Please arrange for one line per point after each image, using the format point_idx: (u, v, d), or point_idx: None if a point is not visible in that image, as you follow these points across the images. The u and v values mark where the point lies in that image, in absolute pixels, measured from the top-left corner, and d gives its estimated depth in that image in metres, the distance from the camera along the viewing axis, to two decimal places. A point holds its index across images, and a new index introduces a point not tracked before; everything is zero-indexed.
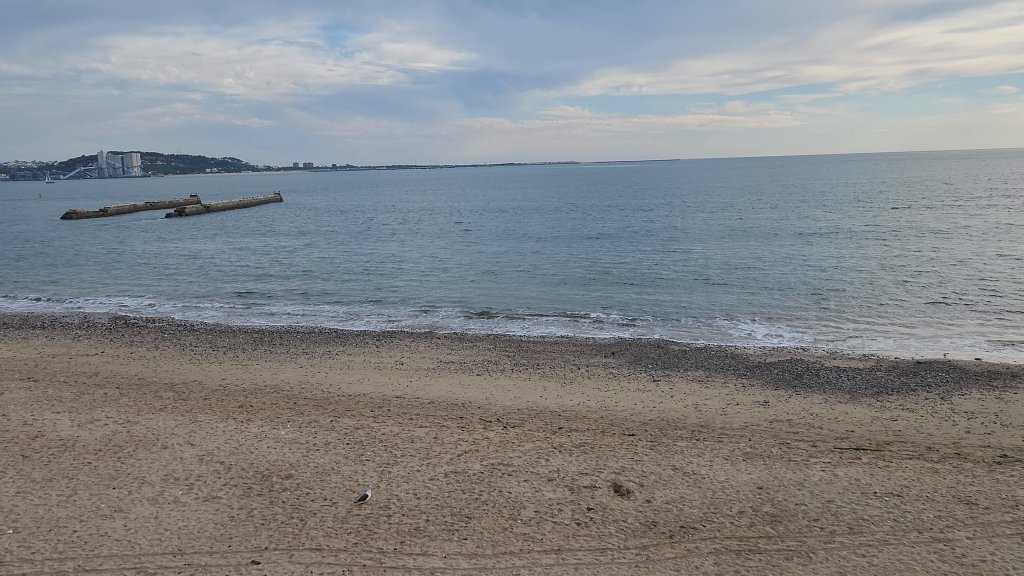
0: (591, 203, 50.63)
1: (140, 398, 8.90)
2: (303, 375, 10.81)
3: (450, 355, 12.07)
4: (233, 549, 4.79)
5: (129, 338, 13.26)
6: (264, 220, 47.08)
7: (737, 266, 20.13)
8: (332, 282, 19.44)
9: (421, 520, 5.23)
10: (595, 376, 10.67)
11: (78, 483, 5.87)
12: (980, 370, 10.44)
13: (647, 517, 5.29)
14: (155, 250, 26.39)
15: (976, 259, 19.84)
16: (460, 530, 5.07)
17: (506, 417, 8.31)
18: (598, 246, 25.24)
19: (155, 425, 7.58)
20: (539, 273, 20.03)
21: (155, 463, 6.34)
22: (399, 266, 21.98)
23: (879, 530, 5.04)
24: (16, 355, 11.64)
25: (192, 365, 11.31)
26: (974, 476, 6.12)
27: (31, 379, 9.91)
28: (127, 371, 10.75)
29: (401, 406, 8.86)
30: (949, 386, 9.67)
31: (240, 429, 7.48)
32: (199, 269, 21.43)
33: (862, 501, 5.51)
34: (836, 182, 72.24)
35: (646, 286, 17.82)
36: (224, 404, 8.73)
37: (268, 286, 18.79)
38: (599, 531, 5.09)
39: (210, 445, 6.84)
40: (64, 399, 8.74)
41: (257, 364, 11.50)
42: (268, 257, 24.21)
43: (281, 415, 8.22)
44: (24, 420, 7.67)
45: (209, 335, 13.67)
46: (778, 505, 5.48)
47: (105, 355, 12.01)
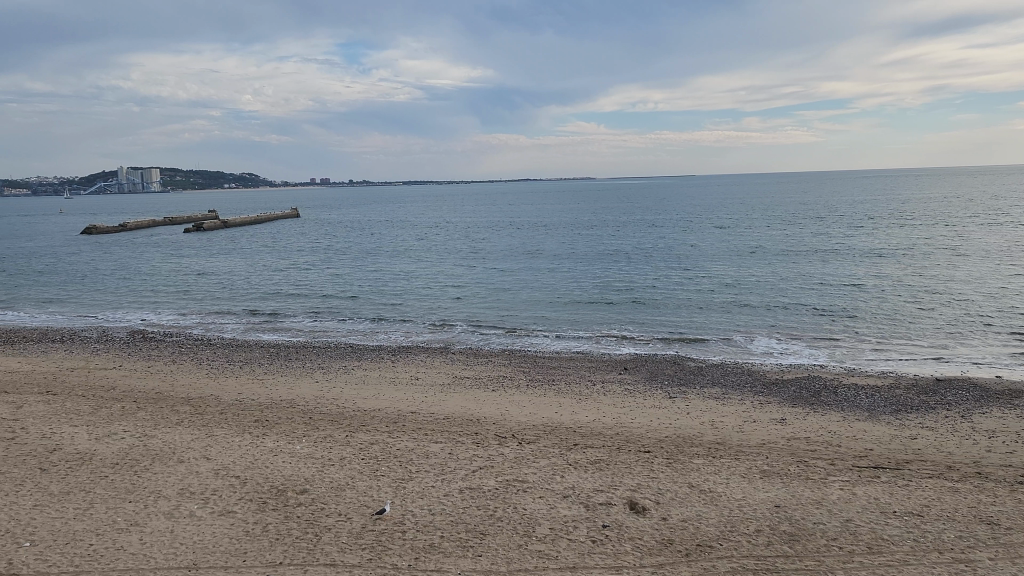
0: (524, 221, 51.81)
1: (155, 412, 10.86)
2: (319, 390, 12.43)
3: (465, 371, 13.52)
4: (248, 565, 5.71)
5: (148, 354, 14.19)
6: (246, 230, 46.35)
7: (627, 282, 21.12)
8: (313, 293, 19.74)
9: (437, 537, 6.23)
10: (612, 393, 12.23)
11: (95, 497, 7.29)
12: (1002, 388, 11.80)
13: (663, 535, 6.27)
14: (64, 263, 26.32)
15: (846, 274, 21.69)
16: (475, 547, 6.03)
17: (522, 434, 9.94)
18: (498, 261, 25.96)
19: (172, 439, 9.50)
20: (559, 284, 20.70)
21: (172, 477, 7.90)
22: (303, 278, 22.16)
23: (900, 551, 5.93)
24: (34, 369, 12.92)
25: (209, 380, 12.84)
26: (995, 496, 7.24)
27: (50, 393, 11.68)
28: (144, 386, 12.38)
29: (415, 423, 10.59)
30: (969, 405, 11.04)
31: (256, 444, 9.32)
32: (120, 279, 21.62)
33: (883, 522, 6.51)
34: (822, 197, 75.23)
35: (617, 299, 18.83)
36: (241, 419, 10.64)
37: (247, 297, 19.11)
38: (615, 547, 6.03)
39: (225, 460, 8.54)
40: (82, 413, 10.68)
41: (273, 379, 13.03)
42: (178, 267, 24.33)
43: (296, 430, 10.08)
44: (45, 434, 9.60)
45: (227, 349, 14.61)
46: (796, 525, 6.49)
47: (123, 369, 13.28)
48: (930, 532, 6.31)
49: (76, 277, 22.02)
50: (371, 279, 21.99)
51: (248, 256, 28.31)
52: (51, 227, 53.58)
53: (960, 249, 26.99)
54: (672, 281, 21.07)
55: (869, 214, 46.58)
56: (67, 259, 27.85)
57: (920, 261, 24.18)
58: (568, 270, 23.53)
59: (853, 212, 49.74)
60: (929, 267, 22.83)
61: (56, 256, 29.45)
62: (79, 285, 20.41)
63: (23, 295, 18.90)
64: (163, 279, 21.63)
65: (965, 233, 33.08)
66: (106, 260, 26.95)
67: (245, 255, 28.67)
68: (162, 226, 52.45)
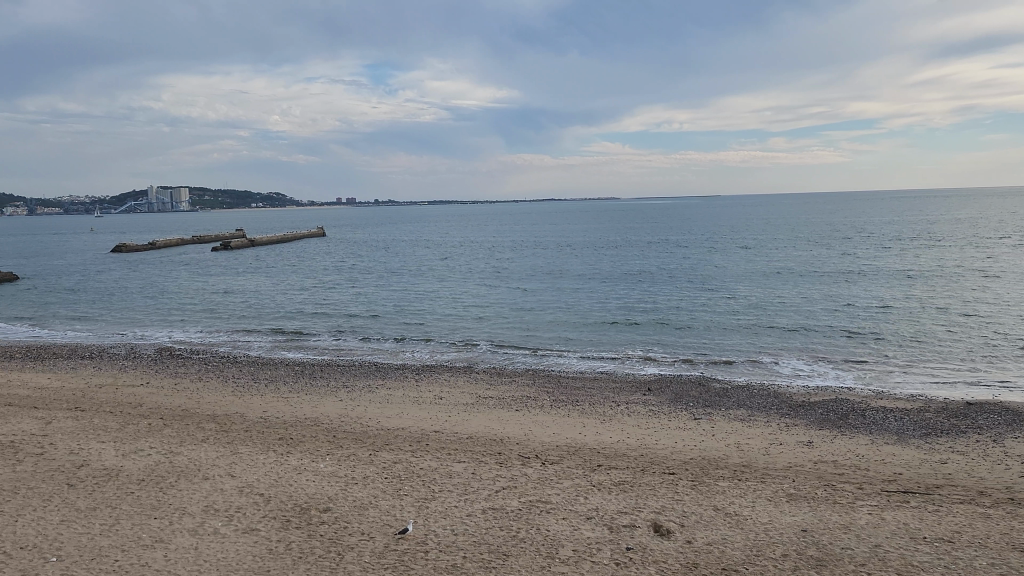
0: (547, 241, 51.84)
1: (182, 429, 10.94)
2: (343, 409, 12.46)
3: (488, 391, 13.49)
4: None
5: (175, 371, 14.32)
6: (271, 249, 46.77)
7: (650, 302, 21.02)
8: (336, 312, 19.83)
9: (459, 557, 6.20)
10: (636, 415, 12.14)
11: (122, 513, 7.34)
12: None
13: (688, 558, 6.20)
14: (94, 280, 26.68)
15: (873, 296, 21.44)
16: (498, 568, 6.00)
17: (546, 454, 9.90)
18: (520, 280, 25.96)
19: (197, 456, 9.56)
20: (582, 305, 20.64)
21: (197, 494, 7.94)
22: (328, 297, 22.30)
23: None
24: (63, 386, 13.08)
25: (235, 398, 12.91)
26: None
27: (79, 409, 11.80)
28: (171, 403, 12.48)
29: (439, 442, 10.58)
30: (1001, 430, 10.83)
31: (281, 462, 9.35)
32: (148, 296, 21.86)
33: (913, 548, 6.39)
34: (846, 218, 74.62)
35: (641, 319, 18.74)
36: (266, 437, 10.69)
37: (272, 315, 19.25)
38: (640, 571, 5.97)
39: (249, 478, 8.57)
40: (110, 430, 10.78)
41: (298, 397, 13.09)
42: (204, 285, 24.56)
43: (320, 449, 10.10)
44: (73, 450, 9.70)
45: (252, 367, 14.70)
46: (823, 549, 6.39)
47: (151, 386, 13.39)
48: (962, 558, 6.19)
49: (105, 294, 22.30)
50: (394, 298, 22.07)
51: (273, 274, 28.54)
52: (81, 246, 54.43)
53: (989, 270, 26.58)
54: (696, 302, 20.93)
55: (895, 235, 46.06)
56: (95, 277, 28.24)
57: (948, 283, 23.85)
58: (591, 290, 23.47)
59: (879, 234, 49.20)
60: (957, 289, 22.50)
61: (85, 274, 29.88)
62: (108, 303, 20.68)
63: (54, 312, 19.17)
64: (190, 297, 21.84)
65: (994, 254, 32.59)
66: (134, 278, 27.29)
67: (269, 273, 28.91)
68: (189, 245, 53.08)
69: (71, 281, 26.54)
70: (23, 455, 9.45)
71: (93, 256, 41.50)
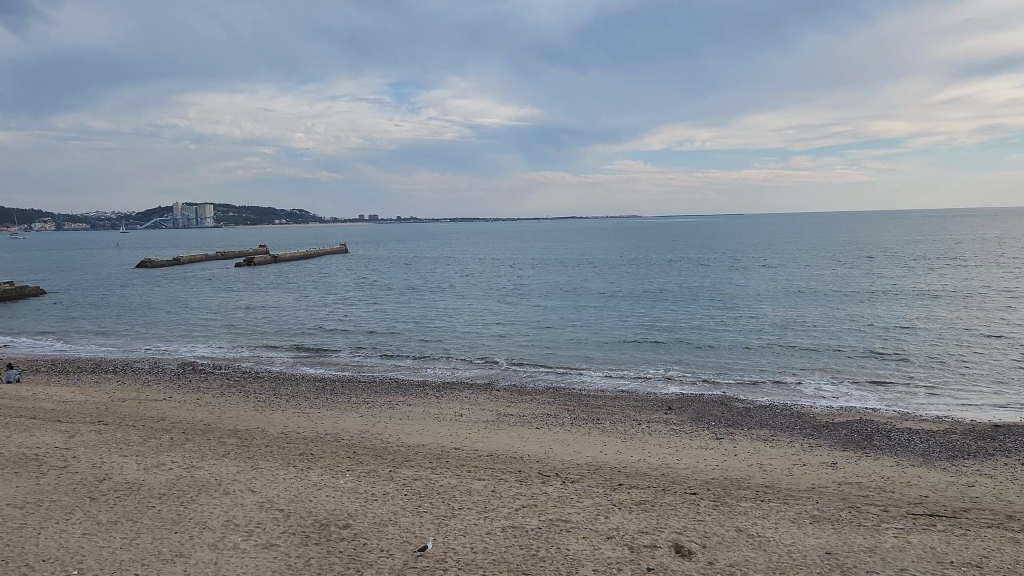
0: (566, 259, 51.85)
1: (203, 444, 10.98)
2: (363, 425, 12.46)
3: (509, 408, 13.45)
4: None
5: (197, 386, 14.40)
6: (292, 266, 47.11)
7: (670, 321, 20.91)
8: (357, 328, 19.89)
9: None
10: (657, 433, 12.05)
11: (142, 527, 7.36)
12: None
13: None
14: (118, 296, 26.98)
15: (896, 317, 21.20)
16: None
17: (566, 473, 9.84)
18: (539, 298, 25.94)
19: (218, 471, 9.58)
20: (602, 324, 20.57)
21: (217, 509, 7.95)
22: (348, 313, 22.38)
23: None
24: (87, 400, 13.19)
25: (256, 413, 12.96)
26: None
27: (102, 423, 11.89)
28: (193, 417, 12.54)
29: (459, 459, 10.55)
30: None
31: (301, 478, 9.35)
32: (171, 312, 22.06)
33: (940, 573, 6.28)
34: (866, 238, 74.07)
35: (661, 338, 18.64)
36: (286, 452, 10.70)
37: (293, 331, 19.34)
38: None
39: (269, 493, 8.57)
40: (132, 443, 10.84)
41: (318, 412, 13.12)
42: (226, 301, 24.74)
43: (340, 465, 10.10)
44: (96, 464, 9.76)
45: (274, 383, 14.76)
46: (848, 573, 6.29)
47: (173, 401, 13.47)
48: None
49: (128, 309, 22.53)
50: (414, 315, 22.12)
51: (293, 290, 28.71)
52: (105, 261, 55.15)
53: (1015, 292, 26.20)
54: (717, 322, 20.81)
55: (918, 256, 45.61)
56: (119, 292, 28.54)
57: (973, 304, 23.53)
58: (611, 308, 23.41)
59: (901, 254, 48.76)
60: (982, 310, 22.20)
61: (109, 289, 30.22)
62: (132, 318, 20.88)
63: (78, 326, 19.38)
64: (212, 313, 22.01)
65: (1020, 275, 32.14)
66: (157, 294, 27.55)
67: (290, 290, 29.09)
68: (211, 260, 53.64)
69: (96, 296, 26.84)
70: (46, 467, 9.52)
71: (117, 272, 41.99)
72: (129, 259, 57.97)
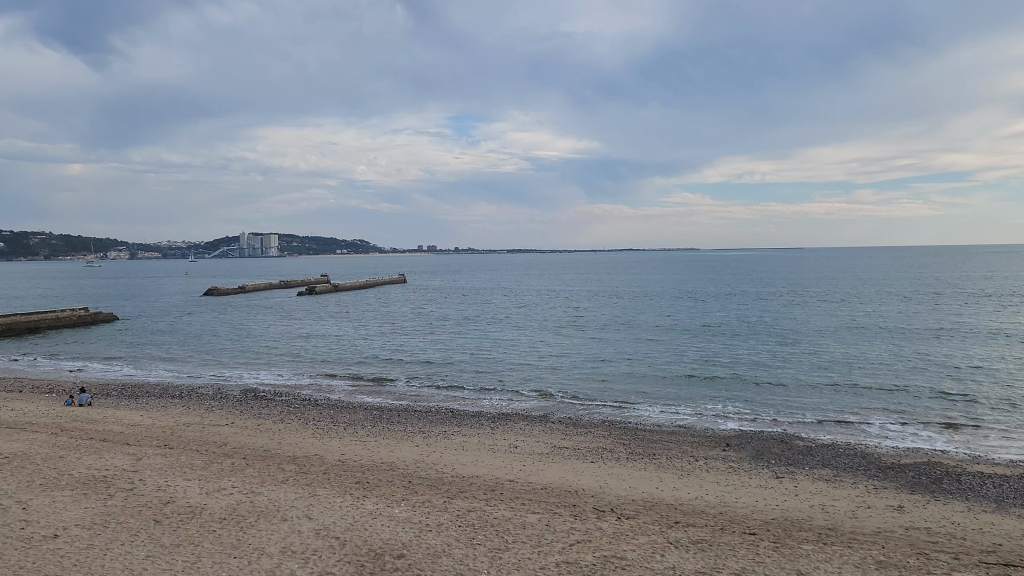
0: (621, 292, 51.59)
1: (263, 470, 11.19)
2: (419, 454, 12.53)
3: (564, 441, 13.37)
4: None
5: (259, 412, 14.69)
6: (350, 295, 47.93)
7: (729, 356, 20.58)
8: (413, 358, 20.08)
9: None
10: (715, 471, 11.82)
11: (203, 551, 7.53)
12: None
13: None
14: (184, 322, 27.79)
15: (966, 356, 20.47)
16: None
17: (621, 508, 9.73)
18: (595, 330, 25.83)
19: (277, 497, 9.74)
20: (658, 357, 20.35)
21: (276, 535, 8.08)
22: (405, 342, 22.62)
23: None
24: (154, 424, 13.58)
25: (315, 440, 13.15)
26: None
27: (168, 446, 12.22)
28: (253, 443, 12.79)
29: (513, 492, 10.52)
30: None
31: (357, 506, 9.44)
32: (234, 339, 22.61)
33: None
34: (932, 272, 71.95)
35: (719, 373, 18.34)
36: (343, 480, 10.83)
37: (351, 360, 19.62)
38: None
39: (325, 521, 8.67)
40: (196, 468, 11.12)
41: (374, 441, 13.25)
42: (287, 329, 25.27)
43: (396, 494, 10.16)
44: (161, 487, 10.02)
45: (332, 411, 14.96)
46: None
47: (236, 426, 13.77)
48: None
49: (194, 336, 23.18)
50: (470, 345, 22.24)
51: (351, 319, 29.18)
52: (172, 289, 56.97)
53: None
54: (776, 357, 20.39)
55: (989, 293, 44.06)
56: (185, 319, 29.41)
57: None
58: (667, 341, 23.17)
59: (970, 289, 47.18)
60: None
61: (176, 316, 31.17)
62: (197, 344, 21.46)
63: (147, 352, 20.01)
64: (274, 340, 22.49)
65: None
66: (221, 321, 28.30)
67: (349, 318, 29.58)
68: (272, 288, 54.99)
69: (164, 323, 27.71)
70: (114, 490, 9.82)
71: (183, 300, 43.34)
72: (195, 286, 59.82)
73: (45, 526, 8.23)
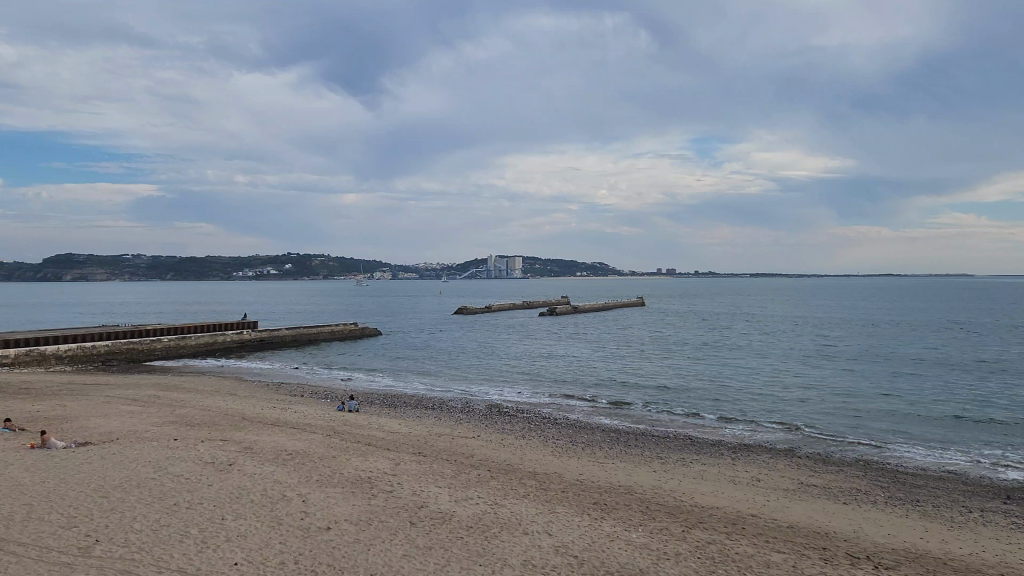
0: (874, 321, 47.74)
1: (506, 483, 11.68)
2: (656, 480, 12.41)
3: (811, 478, 12.58)
4: None
5: (502, 427, 15.38)
6: (584, 317, 48.82)
7: (1008, 397, 18.24)
8: (651, 382, 19.99)
9: None
10: (992, 526, 10.50)
11: (452, 555, 8.01)
12: None
13: None
14: (434, 339, 29.89)
15: None
16: None
17: (878, 557, 8.94)
18: (845, 362, 24.09)
19: (519, 511, 10.11)
20: (922, 395, 18.54)
21: (517, 547, 8.40)
22: (641, 366, 22.60)
23: None
24: (410, 431, 14.70)
25: (554, 458, 13.50)
26: None
27: (422, 454, 13.18)
28: (497, 456, 13.40)
29: (755, 527, 10.06)
30: None
31: (595, 527, 9.53)
32: (479, 356, 23.91)
33: None
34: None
35: (997, 416, 16.31)
36: (581, 500, 10.99)
37: (588, 382, 19.94)
38: None
39: (563, 538, 8.86)
40: (446, 475, 11.87)
41: (612, 463, 13.33)
42: (527, 349, 26.27)
43: (633, 518, 10.13)
44: (415, 491, 10.82)
45: (571, 430, 15.29)
46: None
47: (481, 439, 14.52)
48: None
49: (444, 352, 24.83)
50: (709, 372, 21.71)
51: (588, 341, 29.68)
52: (421, 307, 61.51)
53: None
54: None
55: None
56: (436, 336, 31.63)
57: None
58: (931, 377, 21.04)
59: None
60: None
61: (427, 333, 33.64)
62: (446, 360, 22.97)
63: (404, 365, 21.76)
64: (515, 359, 23.46)
65: None
66: (467, 339, 30.07)
67: (585, 340, 30.12)
68: (510, 307, 57.48)
69: (417, 339, 30.00)
70: (376, 490, 10.76)
71: (432, 317, 46.62)
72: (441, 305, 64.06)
73: (320, 518, 9.21)
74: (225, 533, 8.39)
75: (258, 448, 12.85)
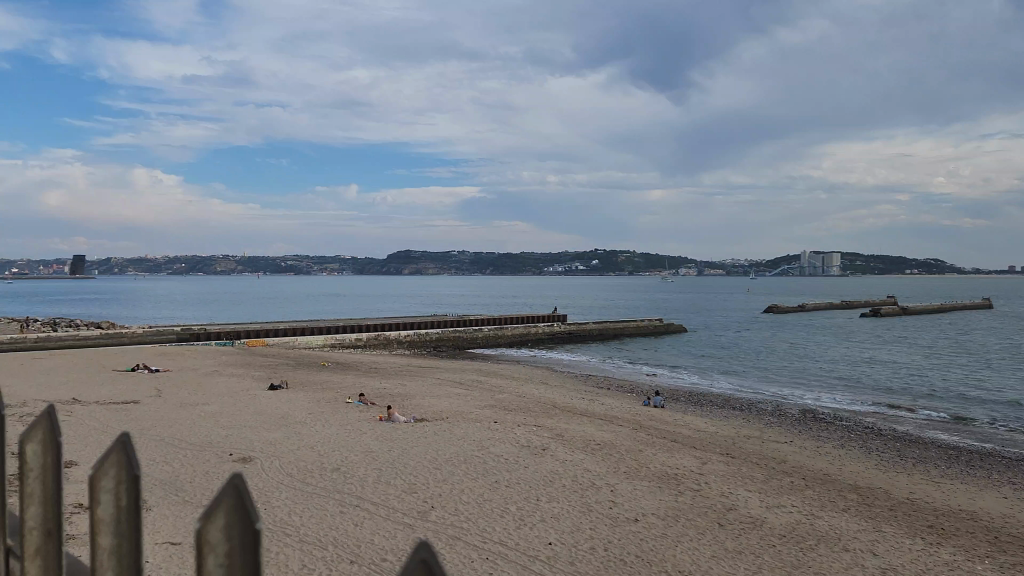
0: None
1: (823, 494, 10.83)
2: (1007, 508, 10.70)
3: None
4: None
5: (817, 434, 14.36)
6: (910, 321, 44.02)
7: None
8: (999, 397, 17.39)
9: None
10: None
11: (763, 563, 7.60)
12: None
13: None
14: (741, 339, 28.90)
15: None
16: None
17: None
18: None
19: (838, 525, 9.30)
20: None
21: (837, 564, 7.73)
22: (986, 378, 19.75)
23: None
24: (718, 431, 14.31)
25: (879, 472, 12.26)
26: None
27: (730, 455, 12.73)
28: (813, 464, 12.50)
29: None
30: None
31: (931, 552, 8.45)
32: (789, 359, 22.64)
33: None
34: None
35: None
36: (912, 521, 9.83)
37: (919, 392, 17.90)
38: None
39: (891, 561, 7.97)
40: (756, 479, 11.32)
41: (950, 484, 11.76)
42: (844, 353, 24.29)
43: (980, 549, 8.82)
44: (723, 492, 10.47)
45: (899, 443, 13.82)
46: None
47: (795, 445, 13.66)
48: None
49: (751, 353, 23.90)
50: None
51: (917, 347, 26.66)
52: (723, 306, 59.86)
53: None
54: None
55: None
56: (742, 336, 30.56)
57: None
58: None
59: None
60: None
61: (733, 333, 32.66)
62: (753, 361, 22.08)
63: (709, 364, 21.32)
64: (830, 363, 21.86)
65: None
66: (776, 340, 28.64)
67: (913, 346, 27.11)
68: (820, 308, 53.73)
69: (722, 338, 29.24)
70: (684, 487, 10.57)
71: (738, 316, 45.13)
72: (743, 304, 61.77)
73: (628, 510, 9.25)
74: (540, 514, 8.80)
75: (569, 436, 13.35)
